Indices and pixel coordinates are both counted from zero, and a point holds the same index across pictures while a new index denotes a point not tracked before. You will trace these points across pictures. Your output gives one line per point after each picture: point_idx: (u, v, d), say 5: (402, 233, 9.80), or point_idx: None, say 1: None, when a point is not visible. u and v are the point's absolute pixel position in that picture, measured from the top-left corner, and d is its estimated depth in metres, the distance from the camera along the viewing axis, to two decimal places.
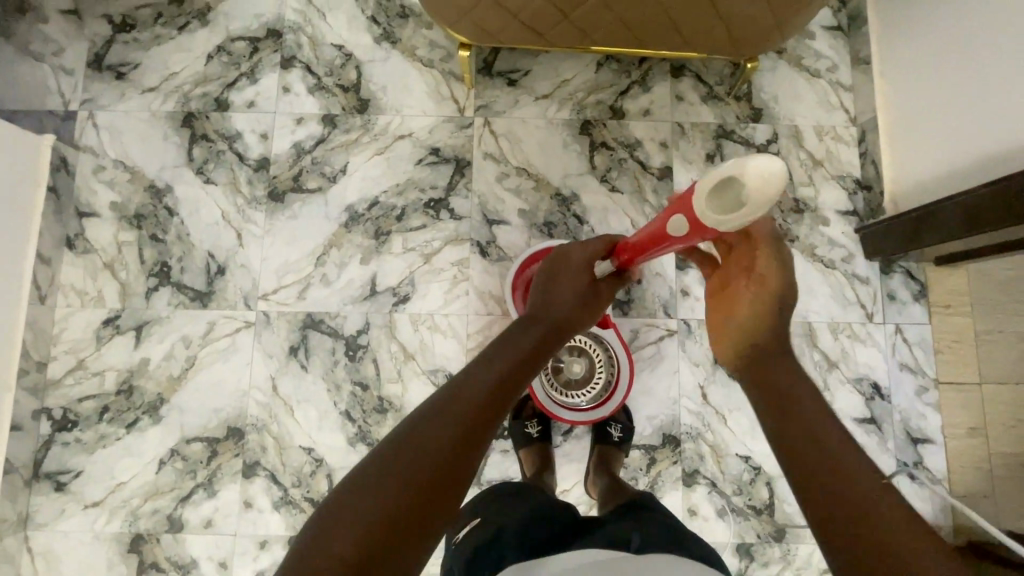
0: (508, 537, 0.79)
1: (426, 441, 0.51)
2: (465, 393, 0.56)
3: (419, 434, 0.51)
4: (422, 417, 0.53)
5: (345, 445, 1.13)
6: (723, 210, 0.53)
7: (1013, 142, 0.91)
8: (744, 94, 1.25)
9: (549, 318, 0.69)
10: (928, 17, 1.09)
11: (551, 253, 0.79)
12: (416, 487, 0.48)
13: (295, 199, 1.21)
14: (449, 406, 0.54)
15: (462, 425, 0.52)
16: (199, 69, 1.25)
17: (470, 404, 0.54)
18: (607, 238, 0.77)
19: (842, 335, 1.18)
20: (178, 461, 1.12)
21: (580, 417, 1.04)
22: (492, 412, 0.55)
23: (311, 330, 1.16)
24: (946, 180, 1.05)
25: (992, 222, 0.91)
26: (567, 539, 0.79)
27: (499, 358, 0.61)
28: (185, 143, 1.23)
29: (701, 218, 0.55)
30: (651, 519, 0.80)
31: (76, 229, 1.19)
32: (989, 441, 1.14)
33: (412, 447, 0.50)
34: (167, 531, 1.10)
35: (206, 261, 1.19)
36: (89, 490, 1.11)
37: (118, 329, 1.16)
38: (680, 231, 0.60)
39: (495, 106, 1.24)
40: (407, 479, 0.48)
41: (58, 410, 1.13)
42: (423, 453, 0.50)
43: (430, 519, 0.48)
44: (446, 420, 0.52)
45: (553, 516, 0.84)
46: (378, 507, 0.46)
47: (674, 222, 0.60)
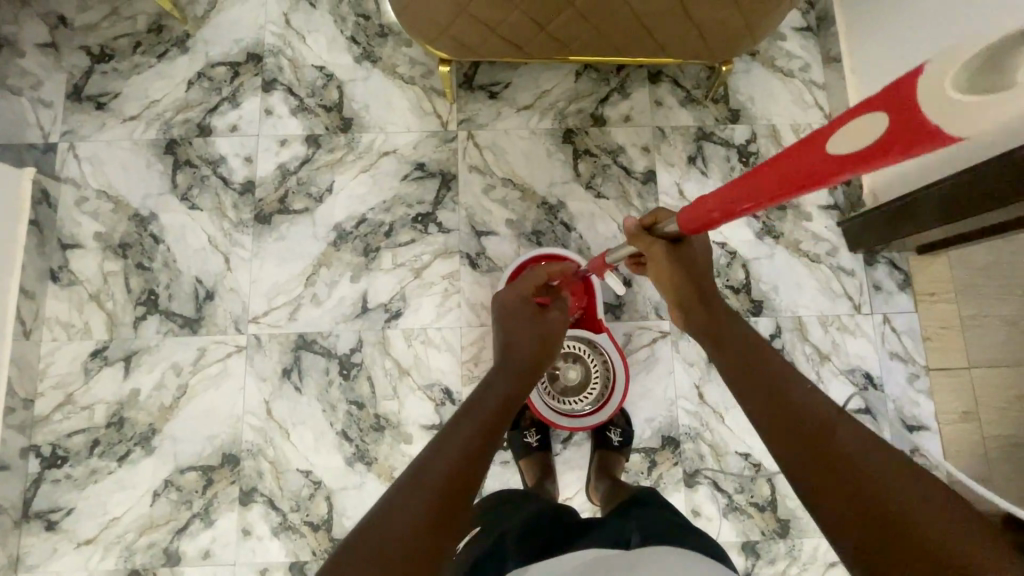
0: (508, 547, 0.79)
1: (434, 471, 0.54)
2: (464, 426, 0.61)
3: (426, 469, 0.55)
4: (429, 454, 0.57)
5: (343, 465, 1.11)
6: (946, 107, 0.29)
7: None
8: (721, 95, 1.28)
9: (517, 357, 0.81)
10: (894, 15, 1.13)
11: (495, 308, 0.96)
12: (428, 516, 0.50)
13: (283, 220, 1.21)
14: (448, 444, 0.58)
15: (462, 458, 0.57)
16: (180, 96, 1.25)
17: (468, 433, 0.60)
18: (528, 283, 0.95)
19: (832, 328, 1.20)
20: (173, 492, 1.10)
21: (578, 424, 1.04)
22: (488, 437, 0.61)
23: (304, 351, 1.15)
24: (918, 171, 1.08)
25: (966, 210, 0.94)
26: (564, 542, 0.79)
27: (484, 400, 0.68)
28: (168, 170, 1.22)
29: (914, 117, 0.31)
30: (646, 514, 0.81)
31: (60, 261, 1.18)
32: (981, 425, 1.16)
33: (422, 480, 0.53)
34: (164, 565, 1.08)
35: (195, 286, 1.18)
36: (82, 526, 1.09)
37: (106, 361, 1.14)
38: (857, 149, 0.36)
39: (478, 119, 1.26)
40: (421, 509, 0.51)
41: (47, 446, 1.11)
42: (434, 481, 0.53)
43: (446, 545, 0.50)
44: (449, 455, 0.57)
45: (548, 522, 0.84)
46: (399, 539, 0.48)
47: (852, 131, 0.36)
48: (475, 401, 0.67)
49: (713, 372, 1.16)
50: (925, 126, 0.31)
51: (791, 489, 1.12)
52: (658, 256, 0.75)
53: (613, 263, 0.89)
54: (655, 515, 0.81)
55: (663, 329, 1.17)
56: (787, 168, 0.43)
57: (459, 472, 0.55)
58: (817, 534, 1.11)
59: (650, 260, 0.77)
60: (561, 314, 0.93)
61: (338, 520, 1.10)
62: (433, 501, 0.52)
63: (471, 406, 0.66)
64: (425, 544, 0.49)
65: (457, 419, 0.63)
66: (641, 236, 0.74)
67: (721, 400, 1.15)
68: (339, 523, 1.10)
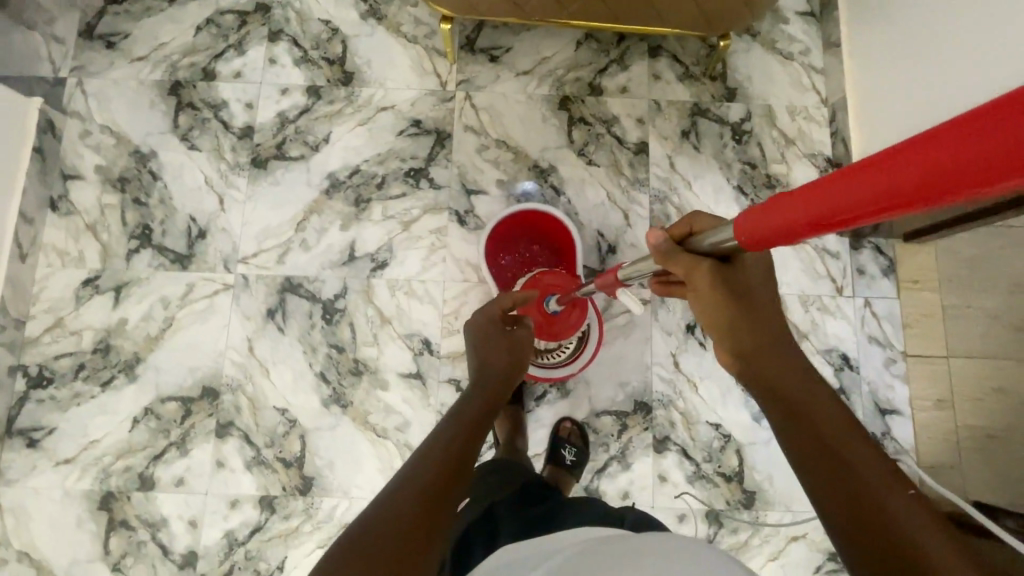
0: (495, 526, 0.80)
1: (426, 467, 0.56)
2: (450, 431, 0.64)
3: (418, 468, 0.56)
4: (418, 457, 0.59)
5: (319, 405, 1.14)
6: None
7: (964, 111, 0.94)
8: (719, 73, 1.29)
9: (486, 379, 0.83)
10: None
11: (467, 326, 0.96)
12: (420, 503, 0.52)
13: (278, 166, 1.23)
14: (436, 445, 0.61)
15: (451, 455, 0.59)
16: (188, 41, 1.28)
17: (454, 438, 0.63)
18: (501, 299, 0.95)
19: (813, 308, 1.21)
20: (152, 420, 1.13)
21: (571, 369, 1.08)
22: (471, 441, 0.63)
23: (290, 293, 1.18)
24: None
25: None
26: (551, 520, 0.80)
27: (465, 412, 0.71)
28: (172, 111, 1.25)
29: None
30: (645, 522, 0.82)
31: (61, 191, 1.21)
32: (956, 413, 1.16)
33: (416, 473, 0.55)
34: (138, 489, 1.10)
35: (188, 224, 1.20)
36: (61, 446, 1.12)
37: (98, 290, 1.17)
38: None
39: (477, 81, 1.27)
40: (416, 498, 0.52)
41: (34, 367, 1.14)
42: (426, 477, 0.55)
43: (439, 528, 0.51)
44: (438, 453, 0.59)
45: (539, 502, 0.86)
46: (397, 523, 0.49)
47: None
48: (457, 415, 0.70)
49: (691, 342, 1.17)
50: None
51: (758, 461, 1.13)
52: (699, 281, 0.58)
53: (626, 284, 0.79)
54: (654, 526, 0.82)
55: (644, 296, 1.18)
56: (958, 148, 0.23)
57: (450, 467, 0.57)
58: (781, 506, 1.12)
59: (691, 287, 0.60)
60: (528, 330, 0.94)
61: (310, 458, 1.12)
62: (428, 489, 0.53)
63: (454, 417, 0.69)
64: (422, 532, 0.50)
65: (443, 428, 0.65)
66: (673, 257, 0.58)
67: (695, 369, 1.16)
68: (311, 462, 1.12)
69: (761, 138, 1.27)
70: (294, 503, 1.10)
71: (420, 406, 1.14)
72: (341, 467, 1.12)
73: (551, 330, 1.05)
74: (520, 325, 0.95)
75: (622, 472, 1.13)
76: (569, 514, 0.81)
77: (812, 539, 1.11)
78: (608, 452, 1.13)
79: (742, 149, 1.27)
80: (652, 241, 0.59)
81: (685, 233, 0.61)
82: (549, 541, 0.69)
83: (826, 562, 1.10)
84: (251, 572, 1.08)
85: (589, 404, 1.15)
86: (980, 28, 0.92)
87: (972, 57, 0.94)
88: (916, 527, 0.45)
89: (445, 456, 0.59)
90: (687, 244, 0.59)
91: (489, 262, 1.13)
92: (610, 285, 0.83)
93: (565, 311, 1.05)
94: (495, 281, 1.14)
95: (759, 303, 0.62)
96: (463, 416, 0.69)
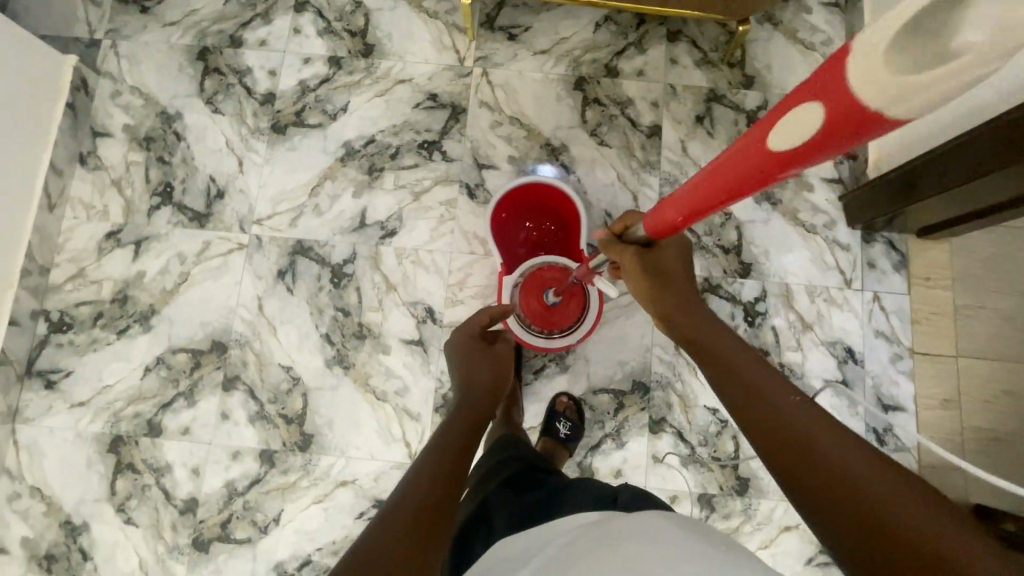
0: (493, 513, 0.81)
1: (423, 480, 0.58)
2: (450, 436, 0.67)
3: (417, 480, 0.58)
4: (420, 461, 0.61)
5: (322, 365, 1.17)
6: (937, 66, 0.25)
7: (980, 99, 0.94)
8: (738, 60, 1.28)
9: (475, 389, 0.83)
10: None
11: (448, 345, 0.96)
12: (419, 516, 0.53)
13: (296, 132, 1.26)
14: (432, 457, 0.62)
15: (447, 466, 0.61)
16: (218, 8, 1.31)
17: (452, 443, 0.66)
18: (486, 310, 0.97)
19: (820, 299, 1.20)
20: (163, 369, 1.17)
21: (572, 339, 1.08)
22: (466, 451, 0.65)
23: (300, 256, 1.21)
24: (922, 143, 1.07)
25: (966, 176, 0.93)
26: (546, 508, 0.79)
27: (458, 422, 0.72)
28: (198, 75, 1.29)
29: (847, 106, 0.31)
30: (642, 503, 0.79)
31: (90, 147, 1.26)
32: (962, 414, 1.14)
33: (419, 479, 0.58)
34: (146, 435, 1.14)
35: (207, 184, 1.24)
36: (76, 390, 1.16)
37: (119, 243, 1.22)
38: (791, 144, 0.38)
39: (495, 58, 1.29)
40: (418, 502, 0.55)
41: (55, 312, 1.19)
42: (425, 488, 0.56)
43: (438, 537, 0.53)
44: (436, 464, 0.61)
45: (533, 490, 0.84)
46: (398, 535, 0.51)
47: (790, 125, 0.37)
48: (451, 419, 0.73)
49: None
50: (862, 116, 0.30)
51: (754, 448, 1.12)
52: (629, 264, 0.79)
53: (597, 272, 0.92)
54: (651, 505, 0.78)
55: None
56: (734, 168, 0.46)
57: (452, 473, 0.60)
58: (775, 495, 1.11)
59: (626, 271, 0.81)
60: (507, 346, 0.95)
61: (310, 417, 1.15)
62: (432, 494, 0.56)
63: (449, 422, 0.72)
64: (427, 534, 0.52)
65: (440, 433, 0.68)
66: (613, 246, 0.80)
67: None
68: (311, 419, 1.15)
69: None
70: (292, 458, 1.13)
71: (420, 372, 1.16)
72: (340, 427, 1.14)
73: (550, 320, 1.08)
74: (499, 340, 0.96)
75: (616, 450, 1.13)
76: (564, 504, 0.79)
77: (804, 530, 1.10)
78: (603, 429, 1.14)
79: None
80: (598, 238, 0.83)
81: (621, 230, 0.82)
82: (542, 531, 0.67)
83: (818, 554, 1.09)
84: (248, 522, 1.11)
85: (587, 381, 1.16)
86: None
87: None
88: (898, 506, 0.43)
89: (444, 460, 0.62)
90: (623, 238, 0.80)
91: (494, 234, 1.15)
92: (585, 274, 0.96)
93: (564, 303, 1.09)
94: (500, 251, 1.16)
95: (679, 291, 0.79)
96: (454, 428, 0.70)
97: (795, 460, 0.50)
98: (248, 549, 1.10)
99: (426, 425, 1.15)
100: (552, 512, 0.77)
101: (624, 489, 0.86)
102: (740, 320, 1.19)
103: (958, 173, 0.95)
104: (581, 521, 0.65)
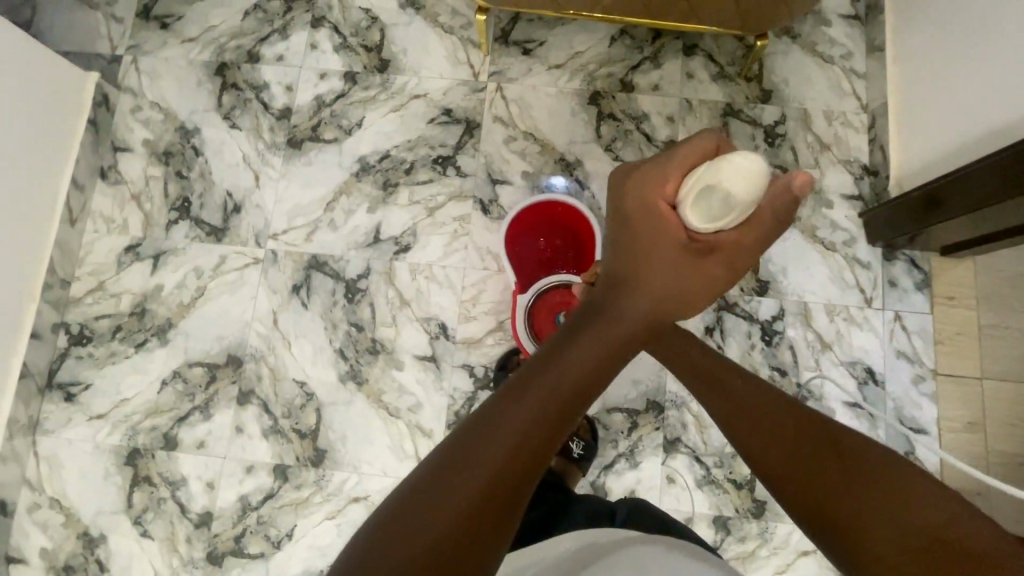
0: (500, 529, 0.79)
1: (475, 468, 0.43)
2: (544, 401, 0.47)
3: (466, 459, 0.44)
4: (472, 426, 0.46)
5: (335, 380, 1.17)
6: (730, 210, 0.57)
7: (998, 123, 0.94)
8: (755, 75, 1.27)
9: (640, 311, 0.57)
10: (931, 9, 1.12)
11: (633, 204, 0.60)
12: (465, 511, 0.42)
13: (312, 147, 1.27)
14: (496, 426, 0.45)
15: (518, 447, 0.45)
16: (236, 24, 1.33)
17: (531, 411, 0.46)
18: (682, 160, 0.59)
19: (839, 318, 1.18)
20: (179, 383, 1.18)
21: None
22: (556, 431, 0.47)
23: (315, 271, 1.21)
24: (938, 164, 1.07)
25: (984, 200, 0.93)
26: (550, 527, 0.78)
27: (569, 374, 0.50)
28: (216, 90, 1.30)
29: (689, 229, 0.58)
30: (638, 524, 0.78)
31: (110, 161, 1.28)
32: (986, 438, 1.11)
33: (470, 464, 0.43)
34: (162, 448, 1.15)
35: (224, 199, 1.26)
36: (96, 402, 1.18)
37: (138, 257, 1.24)
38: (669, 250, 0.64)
39: (509, 73, 1.29)
40: (462, 505, 0.41)
41: (76, 325, 1.21)
42: (481, 476, 0.43)
43: (487, 538, 0.42)
44: (500, 439, 0.45)
45: (534, 503, 0.83)
46: (435, 534, 0.40)
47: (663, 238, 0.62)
48: (543, 362, 0.51)
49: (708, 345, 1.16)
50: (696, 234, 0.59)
51: None
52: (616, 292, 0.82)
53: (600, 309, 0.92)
54: (647, 526, 0.78)
55: None
56: None
57: (519, 458, 0.44)
58: (792, 519, 1.09)
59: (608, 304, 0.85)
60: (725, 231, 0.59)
61: (324, 432, 1.15)
62: (484, 490, 0.42)
63: (538, 368, 0.50)
64: (466, 551, 0.40)
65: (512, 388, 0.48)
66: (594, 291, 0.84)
67: None
68: (324, 435, 1.15)
69: (795, 141, 1.24)
70: (306, 473, 1.14)
71: (432, 389, 1.16)
72: (352, 442, 1.15)
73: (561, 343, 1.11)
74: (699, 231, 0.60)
75: (630, 469, 1.12)
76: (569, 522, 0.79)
77: (823, 555, 1.07)
78: (617, 448, 1.13)
79: (774, 152, 1.24)
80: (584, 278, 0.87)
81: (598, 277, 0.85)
82: (550, 548, 0.68)
83: None
84: (262, 537, 1.12)
85: (601, 400, 1.15)
86: (1009, 43, 0.92)
87: (999, 77, 0.94)
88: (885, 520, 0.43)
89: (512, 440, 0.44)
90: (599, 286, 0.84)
91: (507, 249, 1.16)
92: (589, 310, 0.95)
93: None
94: (513, 268, 1.15)
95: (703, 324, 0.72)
96: (557, 382, 0.49)
97: (798, 465, 0.50)
98: (262, 563, 1.11)
99: (438, 441, 1.15)
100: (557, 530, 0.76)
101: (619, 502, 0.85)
102: (757, 339, 1.17)
103: (977, 197, 0.94)
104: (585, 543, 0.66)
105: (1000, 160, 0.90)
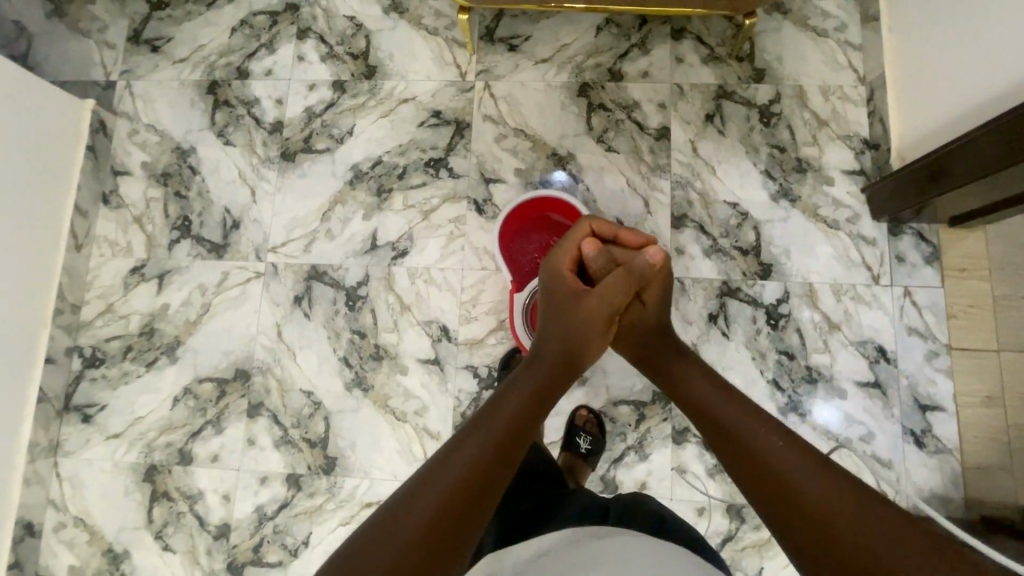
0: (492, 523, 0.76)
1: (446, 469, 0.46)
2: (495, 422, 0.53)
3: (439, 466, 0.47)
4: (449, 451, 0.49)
5: (342, 389, 1.18)
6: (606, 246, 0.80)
7: (986, 94, 0.93)
8: (746, 54, 1.24)
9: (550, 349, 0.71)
10: None
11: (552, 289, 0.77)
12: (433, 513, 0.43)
13: (305, 158, 1.28)
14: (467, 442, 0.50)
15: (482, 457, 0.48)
16: (224, 42, 1.34)
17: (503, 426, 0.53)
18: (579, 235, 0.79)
19: (845, 297, 1.15)
20: (190, 399, 1.20)
21: None
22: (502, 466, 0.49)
23: (315, 282, 1.22)
24: (931, 134, 1.06)
25: (969, 175, 0.93)
26: (541, 518, 0.76)
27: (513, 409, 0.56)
28: (209, 109, 1.32)
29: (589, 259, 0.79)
30: (630, 517, 0.78)
31: (111, 186, 1.30)
32: (1006, 413, 1.07)
33: (443, 470, 0.46)
34: (178, 463, 1.18)
35: (223, 216, 1.27)
36: (111, 422, 1.21)
37: (143, 278, 1.26)
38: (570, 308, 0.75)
39: (496, 71, 1.28)
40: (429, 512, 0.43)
41: (88, 348, 1.24)
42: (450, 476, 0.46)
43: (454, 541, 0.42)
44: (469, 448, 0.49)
45: (526, 495, 0.81)
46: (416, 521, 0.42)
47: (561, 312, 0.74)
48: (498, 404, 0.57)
49: (713, 331, 1.16)
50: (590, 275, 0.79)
51: None
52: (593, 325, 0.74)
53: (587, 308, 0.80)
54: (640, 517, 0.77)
55: None
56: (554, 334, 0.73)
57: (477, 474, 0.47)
58: None
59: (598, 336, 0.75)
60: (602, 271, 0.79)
61: (332, 439, 1.16)
62: (444, 502, 0.44)
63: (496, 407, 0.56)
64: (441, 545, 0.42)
65: (486, 413, 0.54)
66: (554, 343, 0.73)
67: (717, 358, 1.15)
68: (334, 443, 1.16)
69: (791, 119, 1.22)
70: (318, 482, 1.15)
71: (437, 391, 1.17)
72: (361, 449, 1.16)
73: None
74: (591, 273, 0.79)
75: (640, 462, 1.11)
76: (557, 514, 0.78)
77: None
78: (625, 441, 1.12)
79: (770, 132, 1.21)
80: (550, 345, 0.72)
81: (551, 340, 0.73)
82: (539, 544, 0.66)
83: None
84: (279, 545, 1.13)
85: (606, 394, 1.14)
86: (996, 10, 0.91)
87: (987, 46, 0.93)
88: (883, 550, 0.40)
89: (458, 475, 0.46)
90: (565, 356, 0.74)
91: (504, 250, 1.15)
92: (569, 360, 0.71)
93: None
94: (509, 266, 1.15)
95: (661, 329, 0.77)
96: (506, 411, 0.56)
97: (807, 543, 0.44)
98: (280, 572, 1.12)
99: None
100: (549, 522, 0.76)
101: (615, 500, 0.85)
102: (762, 324, 1.15)
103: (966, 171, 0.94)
104: (572, 534, 0.66)
105: (985, 134, 0.90)
